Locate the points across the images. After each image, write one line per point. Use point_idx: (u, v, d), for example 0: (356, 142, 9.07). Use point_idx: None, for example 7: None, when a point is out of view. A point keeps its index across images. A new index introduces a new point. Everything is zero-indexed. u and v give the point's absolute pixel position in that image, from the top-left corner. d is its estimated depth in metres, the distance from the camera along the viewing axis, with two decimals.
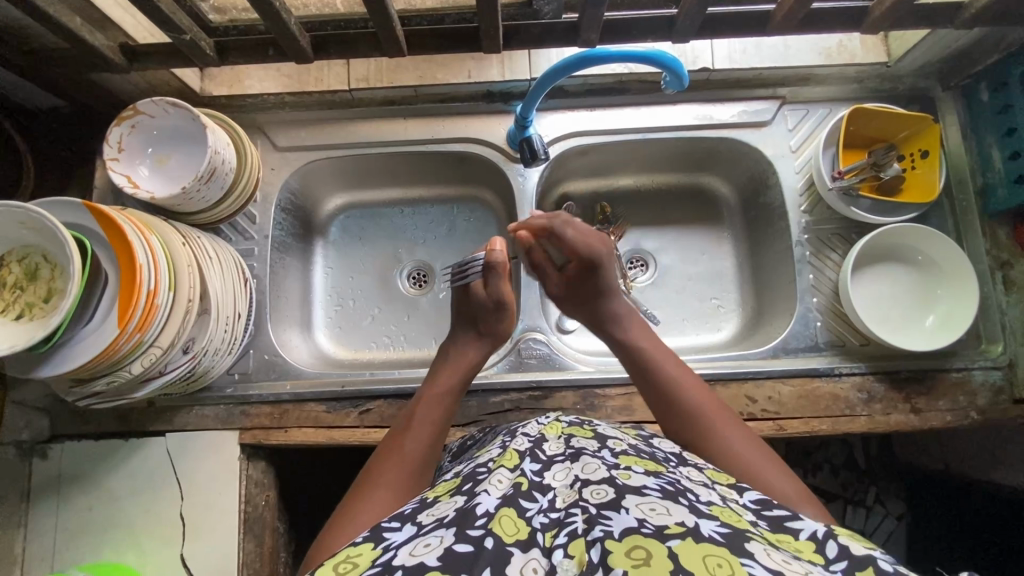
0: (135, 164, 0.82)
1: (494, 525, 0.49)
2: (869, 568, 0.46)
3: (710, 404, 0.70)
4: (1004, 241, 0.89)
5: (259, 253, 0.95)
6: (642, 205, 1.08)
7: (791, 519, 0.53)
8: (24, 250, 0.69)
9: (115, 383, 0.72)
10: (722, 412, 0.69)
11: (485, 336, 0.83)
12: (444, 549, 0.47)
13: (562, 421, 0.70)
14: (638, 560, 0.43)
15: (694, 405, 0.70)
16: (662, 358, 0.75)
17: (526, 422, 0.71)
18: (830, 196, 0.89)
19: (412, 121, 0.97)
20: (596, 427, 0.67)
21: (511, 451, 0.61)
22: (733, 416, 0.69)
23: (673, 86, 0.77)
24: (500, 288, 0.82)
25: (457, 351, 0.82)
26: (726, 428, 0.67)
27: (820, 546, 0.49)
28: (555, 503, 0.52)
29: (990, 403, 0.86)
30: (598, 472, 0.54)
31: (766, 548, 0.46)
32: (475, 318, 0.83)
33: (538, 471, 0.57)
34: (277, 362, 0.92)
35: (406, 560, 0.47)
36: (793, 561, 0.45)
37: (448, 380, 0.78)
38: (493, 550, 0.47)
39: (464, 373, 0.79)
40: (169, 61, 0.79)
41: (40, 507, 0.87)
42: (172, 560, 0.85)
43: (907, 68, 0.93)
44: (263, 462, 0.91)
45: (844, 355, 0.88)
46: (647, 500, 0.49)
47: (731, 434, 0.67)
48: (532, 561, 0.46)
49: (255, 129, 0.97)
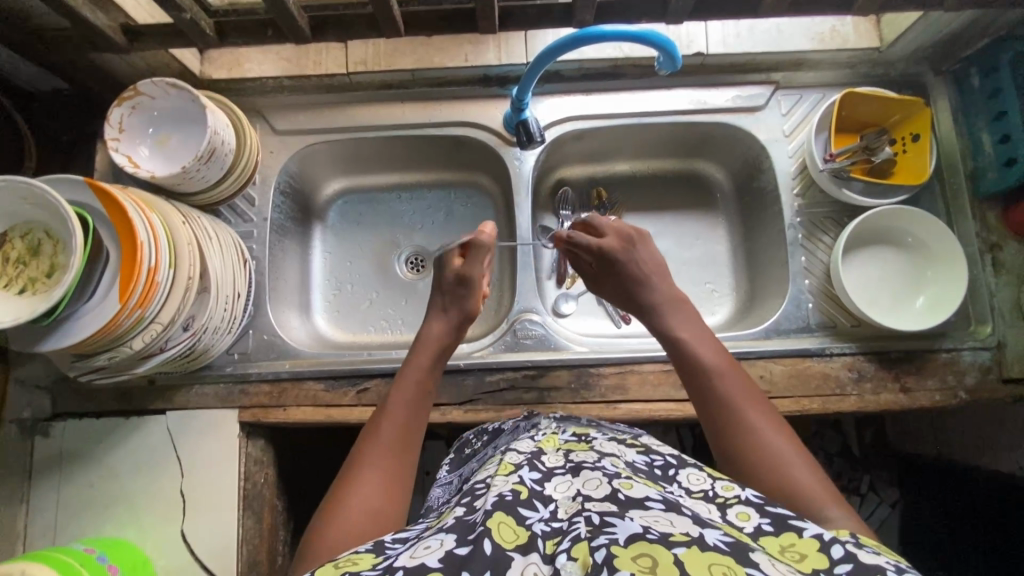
0: (135, 144, 0.83)
1: (493, 530, 0.51)
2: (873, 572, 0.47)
3: (741, 390, 0.68)
4: (993, 223, 0.90)
5: (259, 235, 0.96)
6: (638, 190, 1.09)
7: (795, 518, 0.54)
8: (27, 226, 0.70)
9: (116, 359, 0.73)
10: (756, 398, 0.67)
11: (454, 309, 0.82)
12: (445, 552, 0.50)
13: (560, 435, 0.73)
14: (644, 567, 0.44)
15: (725, 386, 0.68)
16: (697, 335, 0.73)
17: (522, 438, 0.72)
18: (821, 177, 0.91)
19: (409, 106, 0.98)
20: (592, 441, 0.69)
21: (506, 463, 0.63)
22: (764, 405, 0.67)
23: (666, 67, 0.78)
24: (473, 266, 0.84)
25: (424, 327, 0.82)
26: (758, 417, 0.65)
27: (825, 547, 0.50)
28: (556, 513, 0.54)
29: (978, 383, 0.87)
30: (601, 487, 0.55)
31: (771, 558, 0.47)
32: (441, 289, 0.84)
33: (538, 480, 0.59)
34: (277, 342, 0.94)
35: (406, 561, 0.49)
36: (798, 573, 0.46)
37: (420, 356, 0.77)
38: (493, 556, 0.48)
39: (436, 347, 0.79)
40: (169, 42, 0.80)
41: (41, 485, 0.88)
42: (173, 536, 0.86)
43: (899, 53, 0.93)
44: (262, 441, 0.92)
45: (835, 336, 0.90)
46: (651, 513, 0.51)
47: (763, 424, 0.65)
48: (532, 566, 0.48)
49: (255, 113, 0.98)
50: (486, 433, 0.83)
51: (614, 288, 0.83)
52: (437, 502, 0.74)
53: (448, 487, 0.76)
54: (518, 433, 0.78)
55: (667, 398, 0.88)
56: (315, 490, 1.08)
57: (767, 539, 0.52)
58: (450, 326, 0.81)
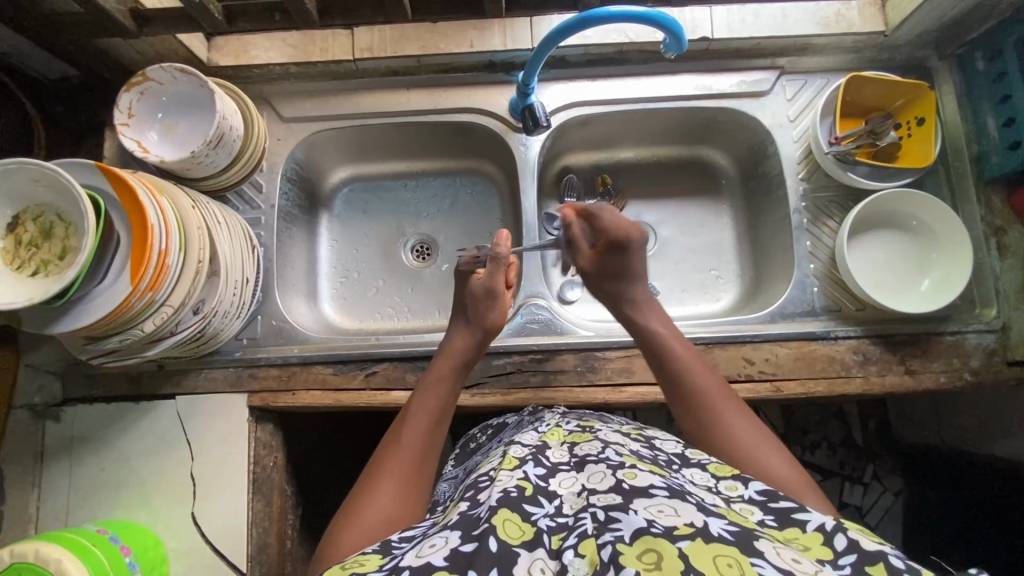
0: (144, 130, 0.84)
1: (498, 527, 0.51)
2: (880, 564, 0.47)
3: (717, 389, 0.71)
4: (998, 207, 0.91)
5: (266, 222, 0.96)
6: (642, 177, 1.10)
7: (798, 511, 0.54)
8: (38, 209, 0.71)
9: (127, 341, 0.74)
10: (729, 400, 0.70)
11: (475, 323, 0.82)
12: (450, 550, 0.51)
13: (563, 428, 0.73)
14: (649, 563, 0.45)
15: (701, 390, 0.71)
16: (672, 341, 0.76)
17: (525, 430, 0.73)
18: (825, 161, 0.91)
19: (415, 92, 0.99)
20: (596, 432, 0.70)
21: (510, 456, 0.64)
22: (738, 404, 0.70)
23: (672, 49, 0.78)
24: (495, 278, 0.83)
25: (446, 340, 0.82)
26: (732, 415, 0.68)
27: (829, 539, 0.50)
28: (562, 508, 0.55)
29: (983, 365, 0.87)
30: (605, 480, 0.56)
31: (775, 546, 0.47)
32: (466, 304, 0.83)
33: (543, 475, 0.60)
34: (285, 327, 0.94)
35: (413, 560, 0.50)
36: (802, 560, 0.46)
37: (437, 369, 0.78)
38: (498, 553, 0.49)
39: (458, 358, 0.80)
40: (177, 27, 0.81)
41: (53, 468, 0.89)
42: (184, 519, 0.87)
43: (904, 37, 0.94)
44: (271, 425, 0.93)
45: (841, 319, 0.90)
46: (655, 502, 0.51)
47: (737, 419, 0.68)
48: (539, 562, 0.49)
49: (262, 101, 0.99)
50: (489, 428, 0.90)
51: (595, 284, 0.84)
52: (441, 495, 0.78)
53: (453, 480, 0.81)
54: (522, 427, 0.80)
55: None
56: (322, 476, 1.08)
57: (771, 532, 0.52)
58: (471, 340, 0.81)
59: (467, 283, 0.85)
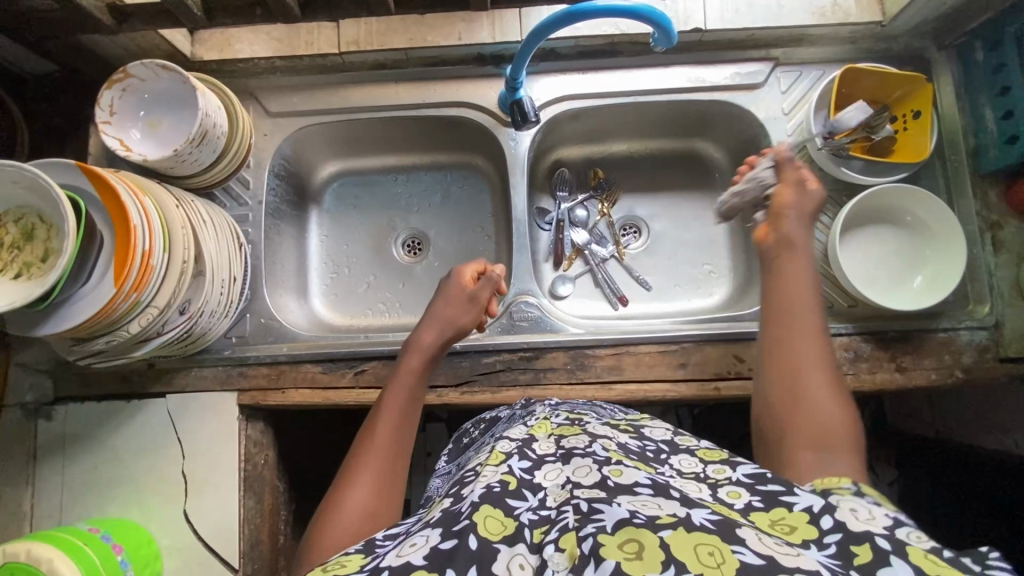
0: (127, 127, 0.83)
1: (479, 524, 0.51)
2: (864, 544, 0.47)
3: (808, 323, 0.70)
4: (995, 202, 0.90)
5: (254, 219, 0.96)
6: (635, 170, 1.09)
7: (786, 493, 0.53)
8: (20, 211, 0.70)
9: (114, 343, 0.74)
10: (818, 342, 0.69)
11: (446, 322, 0.80)
12: (429, 548, 0.50)
13: (551, 421, 0.73)
14: (631, 553, 0.44)
15: (797, 320, 0.70)
16: (798, 267, 0.73)
17: (514, 425, 0.73)
18: (818, 155, 0.90)
19: (403, 86, 0.97)
20: (585, 425, 0.70)
21: (496, 452, 0.63)
22: (820, 346, 0.69)
23: (662, 44, 0.77)
24: (481, 290, 0.83)
25: (414, 333, 0.80)
26: (812, 360, 0.67)
27: (815, 518, 0.50)
28: (545, 501, 0.55)
29: (975, 362, 0.87)
30: (591, 474, 0.56)
31: (757, 533, 0.47)
32: (446, 300, 0.82)
33: (528, 469, 0.59)
34: (274, 325, 0.94)
35: (393, 561, 0.50)
36: (783, 545, 0.46)
37: (408, 366, 0.77)
38: (478, 550, 0.49)
39: (426, 355, 0.78)
40: (158, 22, 0.79)
41: (45, 466, 0.90)
42: (175, 517, 0.88)
43: (901, 27, 0.92)
44: (262, 422, 0.93)
45: (832, 316, 0.89)
46: (639, 498, 0.51)
47: (811, 359, 0.68)
48: (518, 557, 0.49)
49: (247, 95, 0.97)
50: (481, 422, 0.88)
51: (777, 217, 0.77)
52: (436, 491, 0.79)
53: (446, 476, 0.81)
54: (514, 421, 0.79)
55: (662, 378, 0.88)
56: (314, 470, 1.09)
57: (758, 514, 0.52)
58: (439, 336, 0.80)
59: (452, 281, 0.83)
